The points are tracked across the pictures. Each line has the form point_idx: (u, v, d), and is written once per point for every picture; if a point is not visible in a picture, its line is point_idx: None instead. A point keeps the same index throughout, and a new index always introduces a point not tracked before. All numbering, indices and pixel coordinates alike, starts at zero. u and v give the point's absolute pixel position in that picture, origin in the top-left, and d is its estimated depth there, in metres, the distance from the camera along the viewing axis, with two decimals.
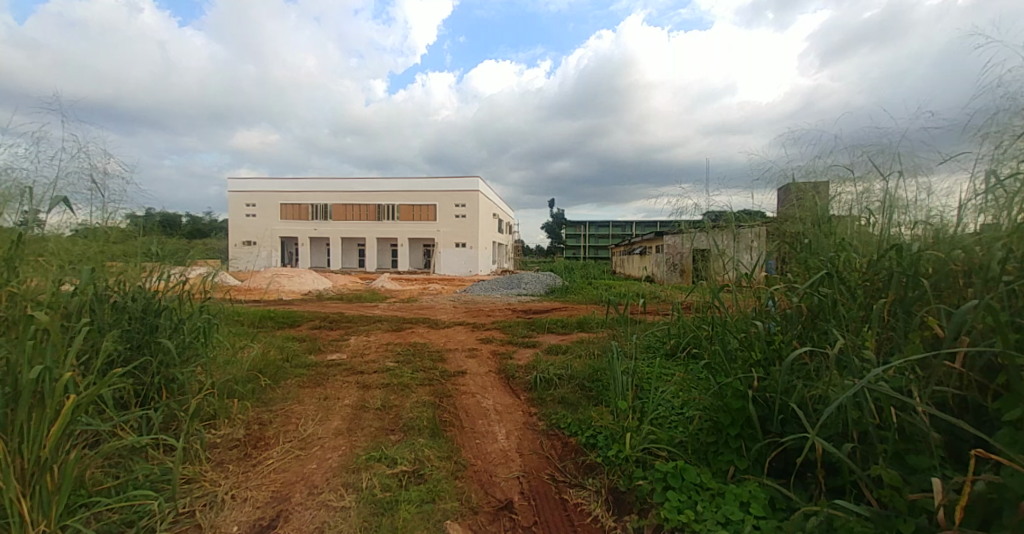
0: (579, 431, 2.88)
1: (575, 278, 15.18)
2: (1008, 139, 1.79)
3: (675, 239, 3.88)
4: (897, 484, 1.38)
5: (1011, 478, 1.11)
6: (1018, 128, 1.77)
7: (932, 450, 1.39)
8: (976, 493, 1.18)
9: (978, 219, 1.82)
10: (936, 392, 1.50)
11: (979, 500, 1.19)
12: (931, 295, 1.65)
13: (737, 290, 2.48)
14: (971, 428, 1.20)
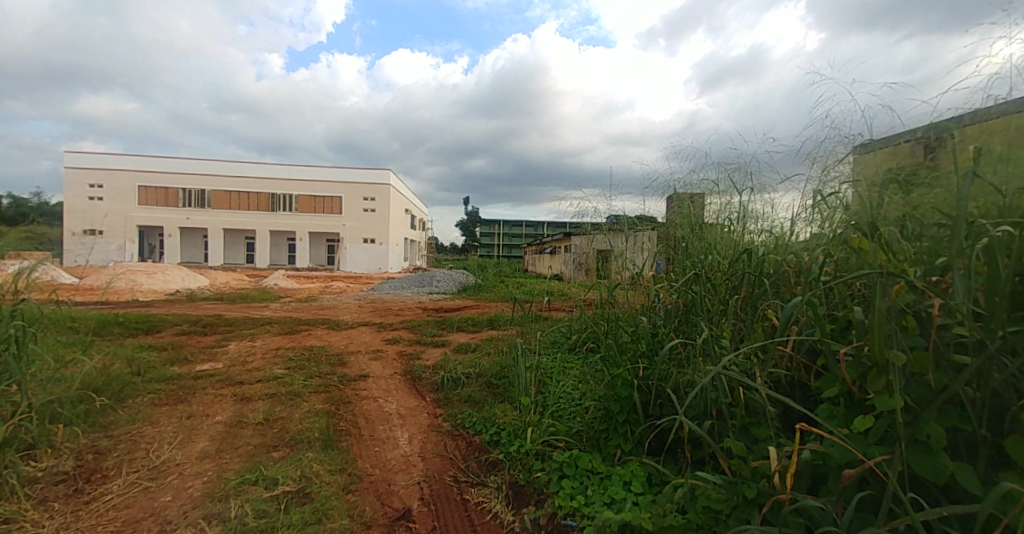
0: (483, 429, 2.88)
1: (486, 275, 15.25)
2: (831, 163, 2.16)
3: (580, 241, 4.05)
4: (744, 454, 1.59)
5: (829, 446, 1.32)
6: (839, 155, 2.14)
7: (771, 424, 1.62)
8: (802, 459, 1.39)
9: (809, 230, 2.16)
10: (773, 373, 1.76)
11: (808, 466, 1.41)
12: (770, 291, 1.93)
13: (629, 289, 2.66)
14: (800, 405, 1.41)
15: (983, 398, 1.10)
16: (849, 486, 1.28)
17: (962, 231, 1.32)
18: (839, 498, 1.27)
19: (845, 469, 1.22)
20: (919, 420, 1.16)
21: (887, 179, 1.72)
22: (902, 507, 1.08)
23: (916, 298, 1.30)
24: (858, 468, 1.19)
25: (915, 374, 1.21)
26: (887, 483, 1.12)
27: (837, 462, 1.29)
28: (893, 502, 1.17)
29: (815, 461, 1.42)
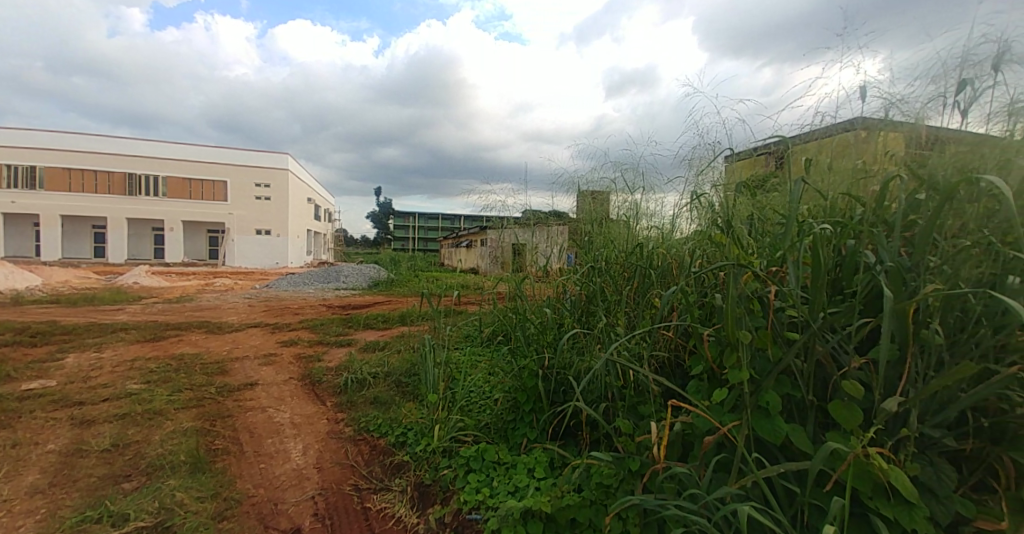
0: (389, 430, 2.75)
1: (395, 270, 14.65)
2: (701, 168, 2.42)
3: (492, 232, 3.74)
4: (630, 431, 1.71)
5: (696, 418, 1.47)
6: (709, 159, 2.39)
7: (654, 402, 1.76)
8: (675, 432, 1.53)
9: (689, 225, 2.38)
10: (656, 356, 1.91)
11: (681, 437, 1.55)
12: (656, 281, 2.10)
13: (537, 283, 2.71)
14: (674, 383, 1.55)
15: (808, 368, 1.30)
16: (711, 452, 1.44)
17: (796, 228, 1.54)
18: (704, 464, 1.41)
19: (707, 438, 1.36)
20: (762, 390, 1.33)
21: (746, 182, 1.95)
22: (748, 467, 1.24)
23: (759, 285, 1.50)
24: (716, 435, 1.34)
25: (760, 351, 1.39)
26: (738, 447, 1.28)
27: (702, 432, 1.45)
28: (743, 463, 1.34)
29: (687, 433, 1.57)
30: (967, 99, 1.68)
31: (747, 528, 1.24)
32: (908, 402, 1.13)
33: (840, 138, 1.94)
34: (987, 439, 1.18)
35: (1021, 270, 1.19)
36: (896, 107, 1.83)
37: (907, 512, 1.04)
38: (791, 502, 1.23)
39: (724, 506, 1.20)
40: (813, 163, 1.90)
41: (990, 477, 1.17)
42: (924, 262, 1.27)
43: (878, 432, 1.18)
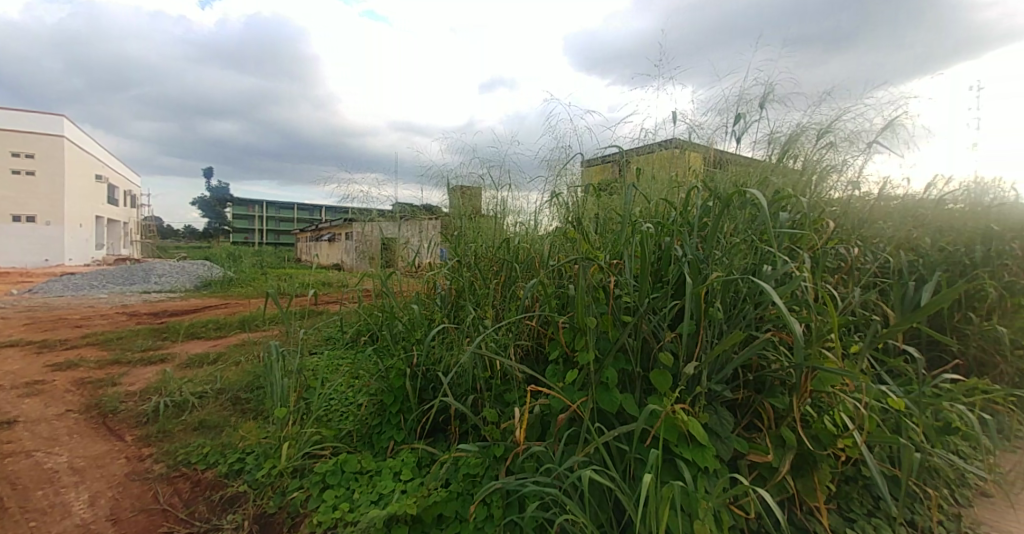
0: (219, 460, 2.37)
1: (235, 267, 12.75)
2: (560, 169, 2.62)
3: (356, 226, 3.48)
4: (496, 419, 1.79)
5: (552, 398, 1.60)
6: (566, 161, 2.60)
7: (517, 388, 1.86)
8: (534, 414, 1.66)
9: (550, 222, 2.57)
10: (522, 345, 2.02)
11: (539, 417, 1.68)
12: (519, 275, 2.22)
13: (406, 279, 2.62)
14: (533, 369, 1.67)
15: (638, 345, 1.53)
16: (564, 428, 1.59)
17: (628, 227, 1.79)
18: (557, 439, 1.56)
19: (560, 416, 1.51)
20: (602, 367, 1.53)
21: (593, 184, 2.19)
22: (591, 436, 1.41)
23: (603, 275, 1.70)
24: (568, 412, 1.49)
25: (601, 333, 1.59)
26: (583, 420, 1.44)
27: (556, 411, 1.59)
28: (587, 433, 1.51)
29: (544, 413, 1.71)
30: (739, 130, 2.17)
31: (590, 490, 1.41)
32: (702, 366, 1.42)
33: (663, 153, 2.33)
34: (753, 389, 1.54)
35: (771, 260, 1.58)
36: (695, 132, 2.29)
37: (701, 453, 1.30)
38: (624, 461, 1.44)
39: (572, 473, 1.35)
40: (644, 171, 2.22)
41: (757, 419, 1.53)
42: (714, 256, 1.59)
43: (684, 392, 1.45)
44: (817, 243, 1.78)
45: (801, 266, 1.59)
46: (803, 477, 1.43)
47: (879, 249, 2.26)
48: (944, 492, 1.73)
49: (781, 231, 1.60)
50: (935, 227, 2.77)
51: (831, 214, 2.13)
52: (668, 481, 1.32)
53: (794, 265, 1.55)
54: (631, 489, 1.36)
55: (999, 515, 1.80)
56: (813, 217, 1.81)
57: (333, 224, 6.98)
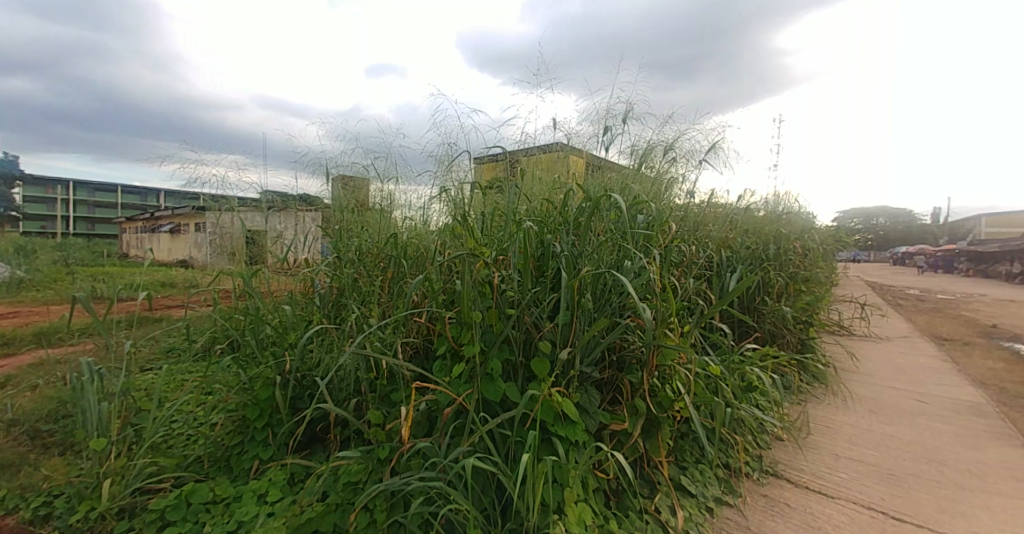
0: (15, 506, 1.89)
1: (32, 267, 10.13)
2: (447, 166, 2.64)
3: (209, 216, 3.01)
4: (380, 420, 1.74)
5: (439, 394, 1.63)
6: (453, 158, 2.64)
7: (404, 387, 1.83)
8: (419, 411, 1.66)
9: (438, 217, 2.59)
10: (410, 343, 1.99)
11: (426, 414, 1.69)
12: (404, 273, 2.18)
13: (268, 282, 2.36)
14: (419, 366, 1.66)
15: (520, 335, 1.64)
16: (450, 421, 1.63)
17: (513, 225, 1.89)
18: (443, 433, 1.59)
19: (446, 411, 1.54)
20: (487, 358, 1.61)
21: (481, 182, 2.26)
22: (476, 425, 1.48)
23: (489, 271, 1.76)
24: (454, 405, 1.53)
25: (487, 326, 1.66)
26: (469, 411, 1.50)
27: (443, 405, 1.62)
28: (473, 423, 1.58)
29: (431, 409, 1.72)
30: (607, 141, 2.43)
31: (474, 477, 1.49)
32: (575, 351, 1.59)
33: (546, 156, 2.50)
34: (616, 368, 1.78)
35: (631, 256, 1.83)
36: (571, 138, 2.52)
37: (572, 428, 1.47)
38: (507, 445, 1.54)
39: (457, 464, 1.40)
40: (527, 172, 2.34)
41: (618, 393, 1.77)
42: (586, 252, 1.78)
43: (561, 376, 1.61)
44: (664, 243, 2.11)
45: (653, 261, 1.87)
46: (651, 438, 1.75)
47: (709, 248, 2.76)
48: (749, 438, 2.24)
49: (637, 232, 1.87)
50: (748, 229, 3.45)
51: (677, 217, 2.53)
52: (545, 457, 1.45)
53: (647, 261, 1.82)
54: (512, 470, 1.47)
55: (785, 451, 2.34)
56: (661, 221, 2.13)
57: (176, 215, 5.96)
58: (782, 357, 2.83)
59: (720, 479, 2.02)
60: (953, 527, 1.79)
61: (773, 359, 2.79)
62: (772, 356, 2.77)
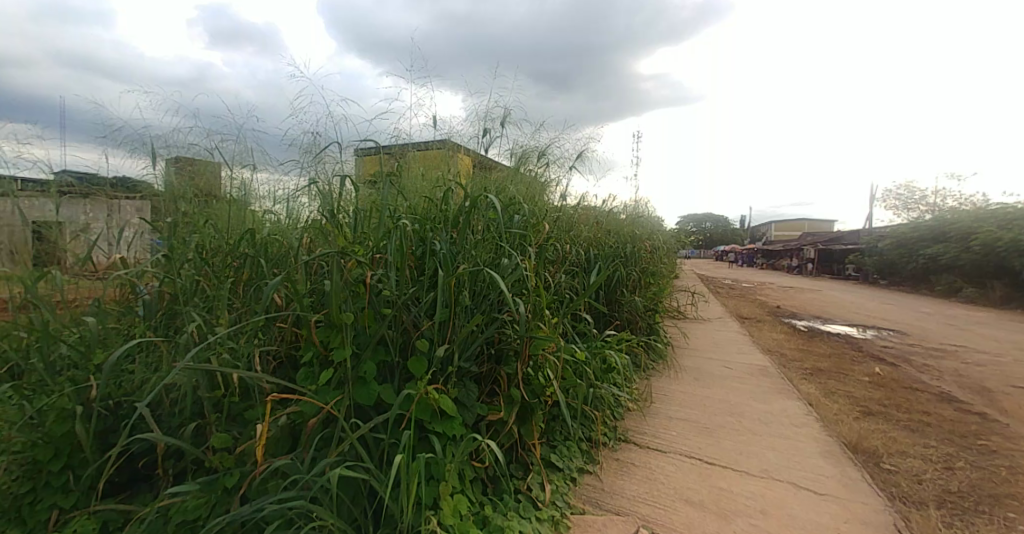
0: None
1: None
2: (309, 154, 2.48)
3: None
4: (228, 444, 1.50)
5: (303, 404, 1.48)
6: (315, 147, 2.50)
7: (260, 403, 1.55)
8: (278, 425, 1.48)
9: (308, 208, 2.40)
10: (269, 353, 1.73)
11: (286, 429, 1.52)
12: (259, 276, 1.95)
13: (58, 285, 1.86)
14: (278, 378, 1.46)
15: (397, 335, 1.61)
16: (315, 432, 1.51)
17: (388, 223, 1.85)
18: (307, 446, 1.48)
19: (311, 422, 1.43)
20: (360, 361, 1.54)
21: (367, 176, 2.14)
22: (346, 433, 1.41)
23: (360, 270, 1.66)
24: (320, 415, 1.43)
25: (360, 327, 1.59)
26: (338, 419, 1.42)
27: (309, 416, 1.49)
28: (342, 431, 1.50)
29: (295, 423, 1.55)
30: (486, 142, 2.52)
31: (342, 488, 1.42)
32: (454, 347, 1.62)
33: (436, 152, 2.47)
34: (494, 361, 1.86)
35: (506, 255, 1.94)
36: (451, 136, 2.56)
37: (449, 423, 1.50)
38: (380, 448, 1.51)
39: (322, 478, 1.32)
40: (409, 169, 2.29)
41: (495, 385, 1.87)
42: (464, 250, 1.82)
43: (439, 373, 1.63)
44: (537, 242, 2.27)
45: (527, 259, 2.00)
46: (525, 424, 1.90)
47: (575, 245, 3.05)
48: (607, 413, 2.56)
49: (513, 231, 1.98)
50: (610, 230, 3.87)
51: (552, 218, 2.74)
52: (422, 455, 1.46)
53: (522, 258, 1.94)
54: (386, 474, 1.44)
55: (635, 420, 2.79)
56: (535, 221, 2.29)
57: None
58: (632, 339, 3.28)
59: (583, 451, 2.27)
60: (749, 466, 2.28)
61: (627, 343, 3.19)
62: (627, 340, 3.17)
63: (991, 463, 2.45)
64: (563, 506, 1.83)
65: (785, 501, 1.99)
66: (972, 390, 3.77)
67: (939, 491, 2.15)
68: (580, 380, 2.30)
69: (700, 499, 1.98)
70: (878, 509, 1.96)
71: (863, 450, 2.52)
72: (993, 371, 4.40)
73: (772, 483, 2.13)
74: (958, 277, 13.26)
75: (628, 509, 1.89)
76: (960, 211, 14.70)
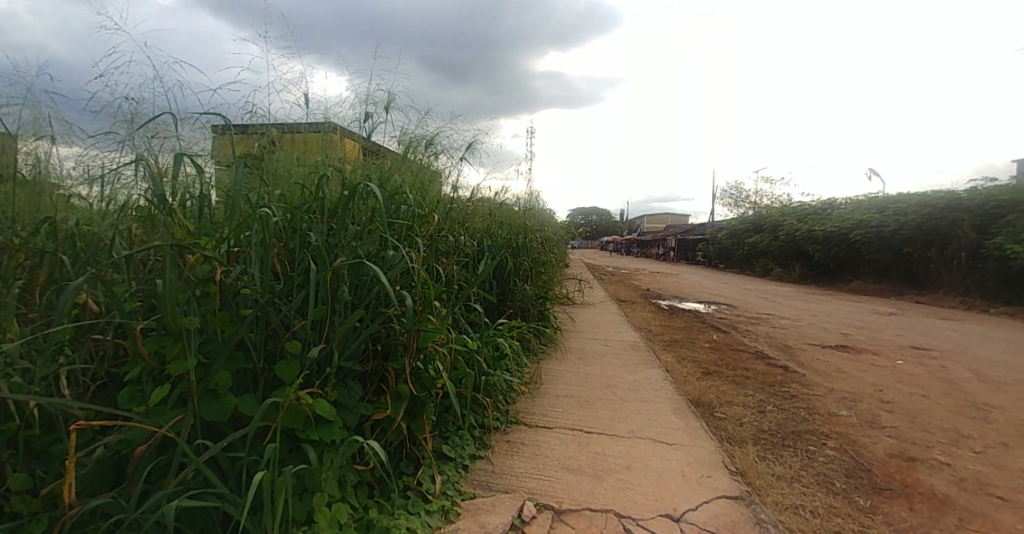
0: None
1: None
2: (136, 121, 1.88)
3: None
4: (29, 486, 1.20)
5: (129, 431, 1.25)
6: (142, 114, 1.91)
7: (67, 435, 1.23)
8: (94, 459, 1.24)
9: (140, 188, 1.77)
10: (78, 375, 1.37)
11: (106, 462, 1.28)
12: (59, 272, 1.49)
13: None
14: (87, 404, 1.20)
15: (260, 339, 1.44)
16: (147, 461, 1.30)
17: (245, 209, 1.61)
18: (136, 480, 1.28)
19: (140, 451, 1.22)
20: (211, 372, 1.34)
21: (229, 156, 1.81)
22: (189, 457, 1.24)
23: (210, 269, 1.40)
24: (151, 442, 1.23)
25: (210, 333, 1.38)
26: (178, 443, 1.23)
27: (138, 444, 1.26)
28: (185, 456, 1.30)
29: (119, 453, 1.30)
30: (370, 127, 2.37)
31: (187, 522, 1.27)
32: (332, 346, 1.51)
33: (305, 136, 2.18)
34: (380, 357, 1.78)
35: (392, 246, 1.86)
36: (327, 116, 2.33)
37: (327, 429, 1.40)
38: (237, 469, 1.36)
39: (156, 514, 1.16)
40: (282, 151, 2.03)
41: (381, 383, 1.80)
42: (342, 242, 1.70)
43: (315, 376, 1.51)
44: (425, 234, 2.22)
45: (416, 252, 1.92)
46: (415, 419, 1.87)
47: (466, 235, 3.02)
48: (498, 398, 2.62)
49: (398, 222, 1.90)
50: (502, 220, 3.91)
51: (443, 209, 2.68)
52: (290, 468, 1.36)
53: (410, 250, 1.86)
54: (245, 496, 1.31)
55: (524, 401, 2.91)
56: (423, 212, 2.22)
57: None
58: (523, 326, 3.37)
59: (475, 437, 2.31)
60: (619, 429, 2.54)
61: (518, 329, 3.29)
62: (517, 327, 3.26)
63: (793, 405, 3.08)
64: (453, 495, 1.84)
65: (646, 455, 2.26)
66: (778, 348, 4.68)
67: (758, 431, 2.64)
68: (471, 369, 2.31)
69: (579, 465, 2.15)
70: (711, 450, 2.33)
71: (705, 405, 2.97)
72: (794, 332, 5.51)
73: (636, 441, 2.40)
74: (770, 261, 16.28)
75: (516, 485, 1.97)
76: (775, 207, 18.01)
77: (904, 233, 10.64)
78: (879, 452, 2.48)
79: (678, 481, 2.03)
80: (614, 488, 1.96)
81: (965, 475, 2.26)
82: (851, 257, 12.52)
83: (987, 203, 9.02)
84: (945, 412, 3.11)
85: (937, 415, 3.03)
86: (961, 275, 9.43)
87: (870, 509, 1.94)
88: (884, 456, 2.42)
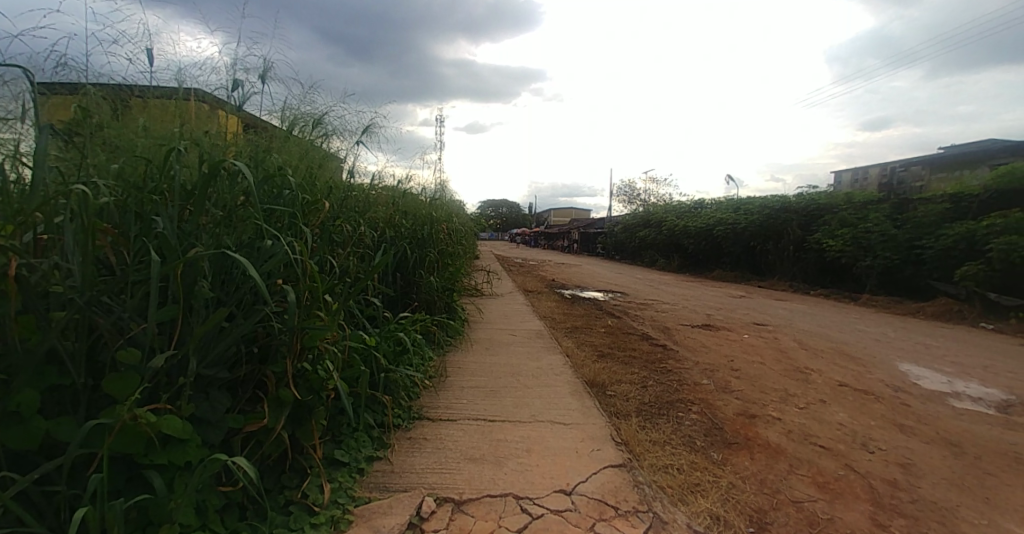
0: None
1: None
2: None
3: None
4: None
5: None
6: None
7: None
8: None
9: None
10: None
11: None
12: None
13: None
14: None
15: (84, 347, 1.17)
16: None
17: (60, 186, 1.29)
18: None
19: None
20: (9, 391, 1.05)
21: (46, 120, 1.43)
22: None
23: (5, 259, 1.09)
24: None
25: (6, 342, 1.07)
26: None
27: None
28: None
29: None
30: (239, 97, 2.06)
31: None
32: (186, 352, 1.27)
33: (157, 104, 1.82)
34: (256, 362, 1.57)
35: (269, 237, 1.63)
36: (184, 80, 1.98)
37: (179, 450, 1.20)
38: (54, 506, 1.12)
39: None
40: (124, 118, 1.67)
41: (258, 390, 1.59)
42: (201, 231, 1.45)
43: (165, 387, 1.28)
44: (313, 222, 1.99)
45: (301, 243, 1.71)
46: (301, 426, 1.69)
47: (364, 224, 2.81)
48: (400, 395, 2.49)
49: (276, 208, 1.67)
50: (406, 211, 3.73)
51: (336, 195, 2.45)
52: (126, 501, 1.15)
53: (291, 240, 1.64)
54: None
55: (429, 396, 2.82)
56: (310, 199, 1.98)
57: None
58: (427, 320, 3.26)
59: (373, 438, 2.17)
60: (521, 415, 2.57)
61: (422, 323, 3.18)
62: (421, 320, 3.14)
63: (669, 379, 3.40)
64: (346, 502, 1.69)
65: (544, 437, 2.32)
66: (660, 329, 5.15)
67: (642, 405, 2.87)
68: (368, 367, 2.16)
69: (482, 455, 2.12)
70: (601, 425, 2.48)
71: (598, 385, 3.15)
72: (673, 315, 6.12)
73: (536, 425, 2.45)
74: (657, 253, 17.95)
75: (414, 483, 1.89)
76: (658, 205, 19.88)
77: (750, 229, 12.42)
78: (731, 412, 2.84)
79: (572, 457, 2.12)
80: (514, 472, 1.97)
81: (794, 426, 2.70)
82: (710, 249, 14.32)
83: (811, 205, 10.88)
84: (782, 376, 3.68)
85: (777, 379, 3.57)
86: (787, 263, 11.29)
87: (721, 461, 2.23)
88: (735, 416, 2.78)
